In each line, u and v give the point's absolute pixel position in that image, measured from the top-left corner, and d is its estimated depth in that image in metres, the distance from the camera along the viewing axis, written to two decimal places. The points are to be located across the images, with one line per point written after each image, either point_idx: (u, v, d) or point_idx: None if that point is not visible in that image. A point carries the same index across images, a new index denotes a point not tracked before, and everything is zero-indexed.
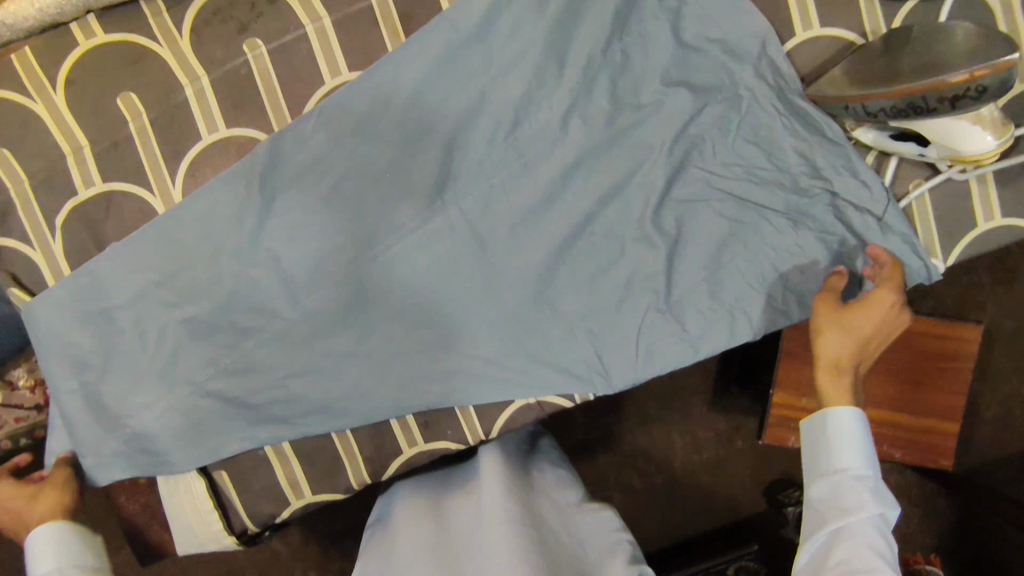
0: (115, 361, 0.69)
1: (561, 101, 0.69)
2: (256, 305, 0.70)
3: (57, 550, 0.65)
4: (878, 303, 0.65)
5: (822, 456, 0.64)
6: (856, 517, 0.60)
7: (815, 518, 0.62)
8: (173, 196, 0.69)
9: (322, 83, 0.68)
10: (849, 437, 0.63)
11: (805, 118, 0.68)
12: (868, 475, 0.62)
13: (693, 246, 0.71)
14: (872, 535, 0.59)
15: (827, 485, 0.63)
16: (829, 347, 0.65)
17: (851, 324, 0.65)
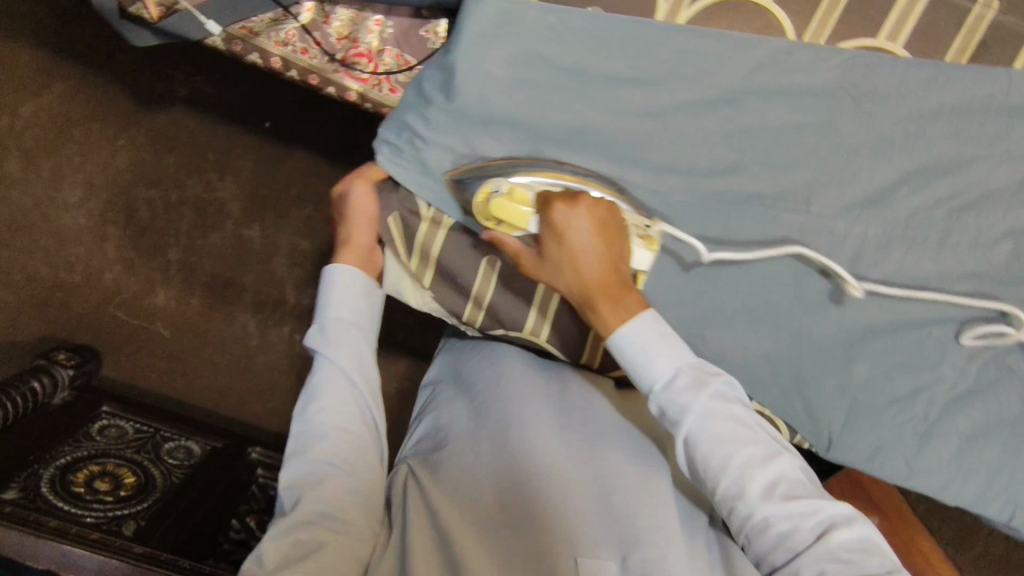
0: (504, 107, 0.64)
1: (1014, 220, 0.69)
2: (648, 159, 0.67)
3: (353, 296, 0.71)
4: (583, 243, 0.62)
5: (634, 373, 0.65)
6: (691, 420, 0.61)
7: (766, 440, 0.62)
8: (678, 15, 0.64)
9: (874, 37, 0.65)
10: (652, 338, 0.63)
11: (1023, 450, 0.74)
12: (676, 374, 0.63)
13: (984, 409, 0.74)
14: (733, 453, 0.60)
15: (654, 404, 0.64)
16: (567, 217, 0.62)
17: (562, 265, 0.64)
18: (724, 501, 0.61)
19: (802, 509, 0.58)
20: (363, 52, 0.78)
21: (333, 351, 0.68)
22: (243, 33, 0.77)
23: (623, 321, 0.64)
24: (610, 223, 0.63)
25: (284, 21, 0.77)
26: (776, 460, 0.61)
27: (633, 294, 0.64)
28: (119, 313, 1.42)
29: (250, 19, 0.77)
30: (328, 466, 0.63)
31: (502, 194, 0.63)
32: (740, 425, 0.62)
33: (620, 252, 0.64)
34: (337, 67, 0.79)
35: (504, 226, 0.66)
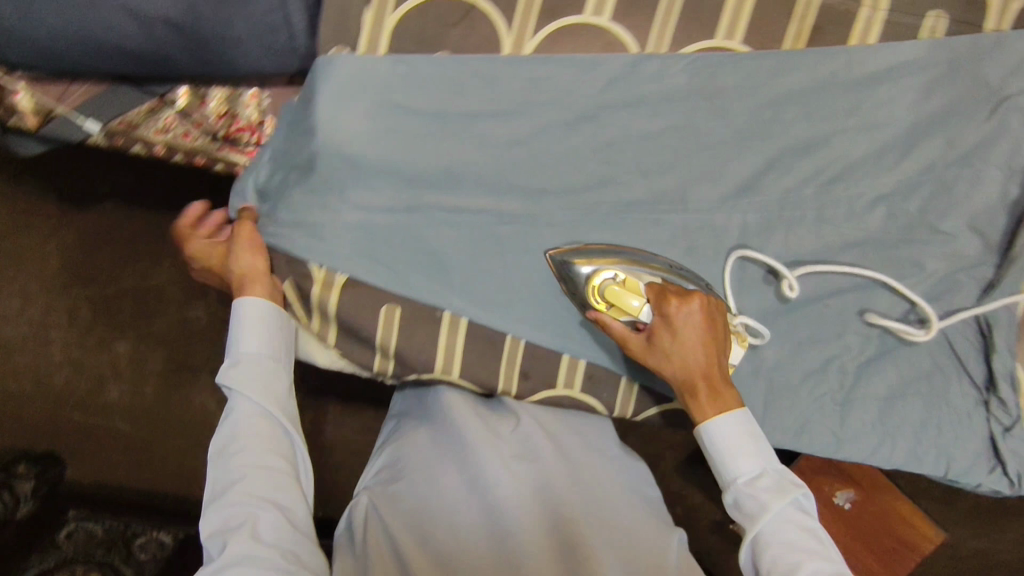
0: (372, 159, 0.66)
1: (881, 185, 0.71)
2: (523, 184, 0.69)
3: (262, 328, 0.66)
4: (692, 335, 0.62)
5: (716, 468, 0.63)
6: (765, 522, 0.60)
7: (813, 528, 0.60)
8: (523, 45, 0.66)
9: (714, 37, 0.67)
10: (743, 436, 0.62)
11: (939, 401, 0.76)
12: (759, 474, 0.62)
13: (895, 369, 0.75)
14: (792, 550, 0.58)
15: (731, 498, 0.63)
16: (688, 318, 0.62)
17: (661, 339, 0.62)
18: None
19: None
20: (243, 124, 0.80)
21: (248, 389, 0.65)
22: (123, 126, 0.79)
23: (720, 412, 0.62)
24: (713, 318, 0.63)
25: (162, 108, 0.78)
26: (829, 555, 0.58)
27: (732, 392, 0.63)
28: (74, 415, 1.38)
29: (127, 113, 0.78)
30: (249, 510, 0.61)
31: (617, 281, 0.66)
32: (788, 519, 0.60)
33: (723, 345, 0.64)
34: (221, 143, 0.82)
35: (611, 309, 0.66)
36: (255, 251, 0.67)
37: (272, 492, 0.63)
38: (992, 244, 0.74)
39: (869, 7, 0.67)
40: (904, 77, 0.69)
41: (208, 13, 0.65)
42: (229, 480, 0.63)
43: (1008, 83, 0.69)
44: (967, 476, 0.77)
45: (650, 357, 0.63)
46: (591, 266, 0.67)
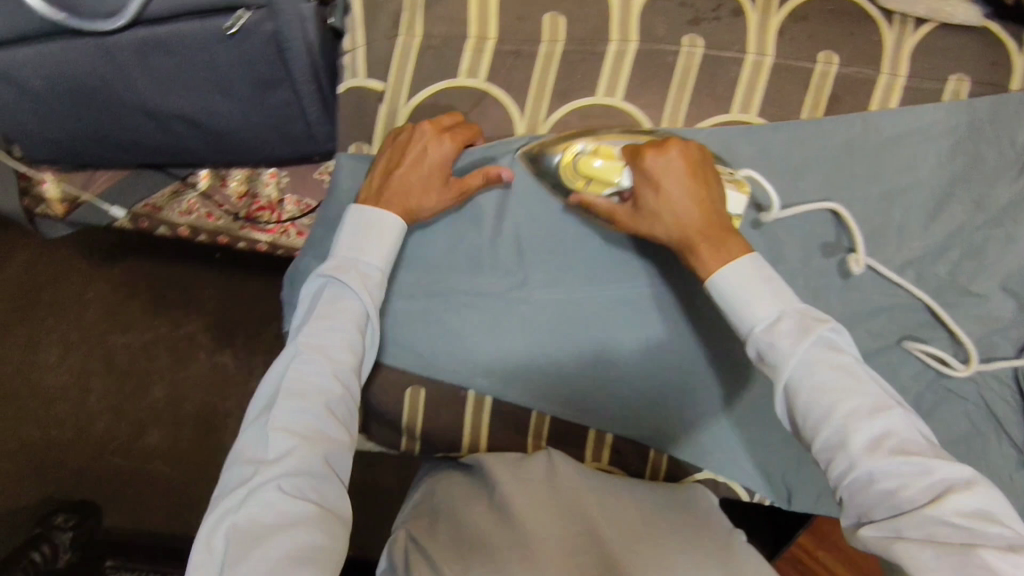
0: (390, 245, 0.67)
1: (909, 249, 0.69)
2: (541, 261, 0.70)
3: (387, 240, 0.59)
4: (674, 189, 0.56)
5: (734, 318, 0.53)
6: (793, 368, 0.49)
7: (853, 367, 0.49)
8: (537, 128, 0.65)
9: (730, 111, 0.66)
10: (756, 279, 0.53)
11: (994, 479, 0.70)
12: (777, 319, 0.51)
13: (934, 438, 0.72)
14: (838, 399, 0.47)
15: (753, 351, 0.52)
16: (671, 173, 0.56)
17: (653, 211, 0.57)
18: (823, 454, 0.47)
19: (913, 466, 0.44)
20: (264, 203, 0.80)
21: (359, 283, 0.57)
22: (149, 210, 0.81)
23: (727, 262, 0.54)
24: (701, 170, 0.58)
25: (185, 191, 0.80)
26: (880, 397, 0.47)
27: (739, 239, 0.56)
28: (115, 460, 1.27)
29: (153, 196, 0.80)
30: (319, 423, 0.52)
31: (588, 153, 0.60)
32: (835, 359, 0.49)
33: (715, 195, 0.58)
34: (242, 223, 0.82)
35: (594, 182, 0.60)
36: (427, 190, 0.61)
37: (341, 417, 0.54)
38: None
39: (887, 73, 0.66)
40: (925, 142, 0.67)
41: (223, 114, 0.66)
42: (311, 381, 0.53)
43: None
44: None
45: (640, 222, 0.58)
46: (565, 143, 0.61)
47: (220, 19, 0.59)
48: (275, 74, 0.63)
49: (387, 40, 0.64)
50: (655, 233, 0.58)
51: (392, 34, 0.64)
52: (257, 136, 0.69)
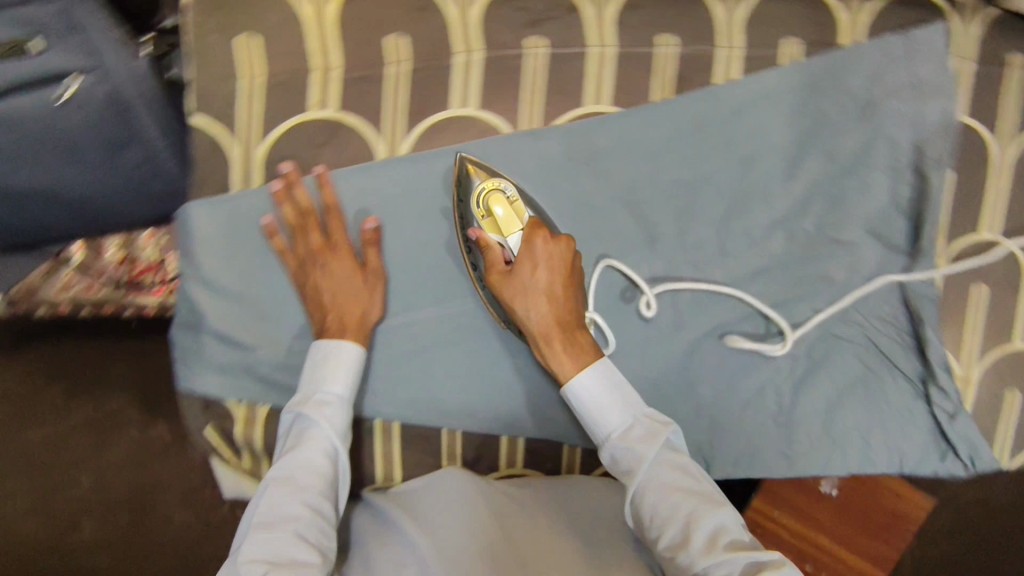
0: (267, 289, 0.66)
1: (775, 209, 0.73)
2: (426, 281, 0.69)
3: (347, 375, 0.62)
4: (542, 282, 0.62)
5: (587, 424, 0.62)
6: (644, 475, 0.59)
7: (690, 466, 0.60)
8: (397, 148, 0.66)
9: (582, 104, 0.68)
10: (603, 383, 0.61)
11: (875, 401, 0.77)
12: (631, 426, 0.60)
13: (827, 380, 0.76)
14: (684, 504, 0.58)
15: (607, 454, 0.61)
16: (523, 266, 0.62)
17: (523, 275, 0.62)
18: (669, 552, 0.57)
19: (736, 554, 0.54)
20: (144, 267, 0.78)
21: (320, 428, 0.60)
22: (25, 292, 0.77)
23: (579, 363, 0.61)
24: (569, 262, 0.63)
25: (60, 267, 0.77)
26: (704, 486, 0.59)
27: (586, 332, 0.63)
28: None
29: (27, 277, 0.77)
30: (292, 550, 0.55)
31: (505, 198, 0.64)
32: (682, 467, 0.60)
33: (574, 299, 0.64)
34: (125, 291, 0.79)
35: (489, 220, 0.64)
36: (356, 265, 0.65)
37: (316, 540, 0.57)
38: (897, 242, 0.75)
39: (723, 46, 0.70)
40: (772, 106, 0.71)
41: (80, 184, 0.65)
42: (280, 513, 0.57)
43: (872, 91, 0.71)
44: (922, 469, 0.78)
45: (360, 284, 0.64)
46: (491, 174, 0.64)
47: (50, 89, 0.60)
48: (122, 134, 0.63)
49: (224, 82, 0.63)
50: (512, 306, 0.62)
51: (229, 75, 0.63)
52: (116, 204, 0.67)
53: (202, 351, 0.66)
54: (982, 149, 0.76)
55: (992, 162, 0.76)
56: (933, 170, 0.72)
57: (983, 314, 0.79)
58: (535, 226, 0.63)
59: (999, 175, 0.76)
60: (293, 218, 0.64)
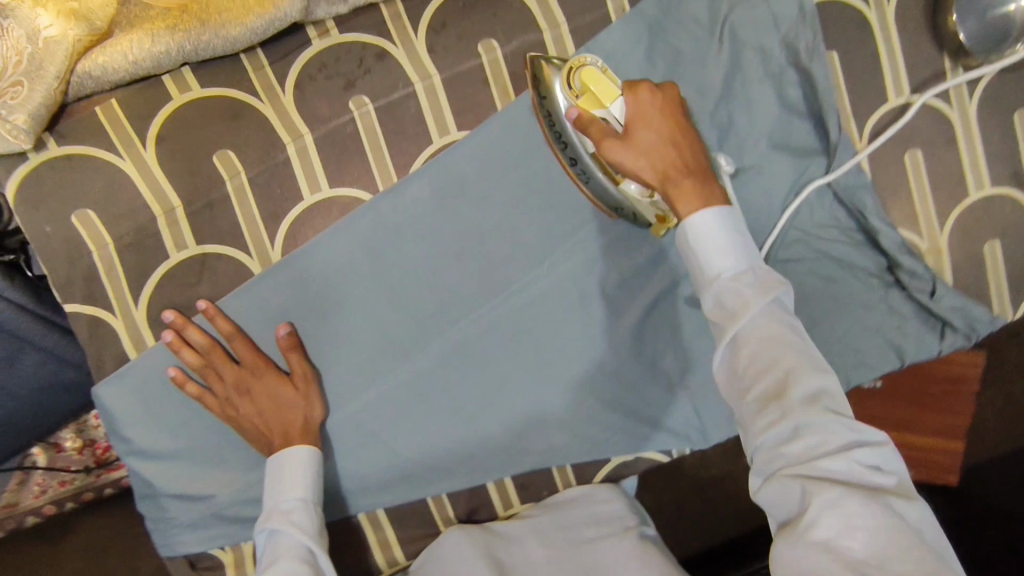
0: (202, 436, 0.65)
1: None
2: (353, 368, 0.67)
3: (305, 478, 0.61)
4: (653, 136, 0.57)
5: (694, 265, 0.55)
6: (749, 317, 0.51)
7: (790, 319, 0.52)
8: (270, 257, 0.65)
9: (430, 142, 0.66)
10: (726, 233, 0.54)
11: (849, 306, 0.73)
12: (743, 270, 0.53)
13: (793, 304, 0.73)
14: (789, 361, 0.49)
15: (711, 296, 0.54)
16: (638, 130, 0.56)
17: (646, 124, 0.57)
18: (761, 411, 0.49)
19: (832, 429, 0.47)
20: (106, 443, 0.80)
21: (293, 530, 0.58)
22: (4, 510, 0.77)
23: (703, 205, 0.55)
24: (683, 116, 0.58)
25: (29, 476, 0.78)
26: (808, 350, 0.51)
27: (716, 189, 0.56)
28: None
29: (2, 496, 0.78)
30: None
31: (598, 66, 0.59)
32: (791, 325, 0.52)
33: (690, 138, 0.58)
34: (97, 472, 0.80)
35: (583, 98, 0.58)
36: (276, 384, 0.64)
37: None
38: (806, 145, 0.71)
39: (549, 26, 0.66)
40: (622, 65, 0.67)
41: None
42: None
43: (716, 10, 0.68)
44: (923, 355, 0.74)
45: (291, 393, 0.64)
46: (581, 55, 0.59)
47: None
48: (10, 348, 0.63)
49: (77, 263, 0.62)
50: (630, 165, 0.57)
51: (80, 255, 0.62)
52: (41, 403, 0.69)
53: (167, 516, 0.66)
54: (856, 18, 0.71)
55: (872, 27, 0.71)
56: (811, 60, 0.68)
57: (927, 177, 0.74)
58: (643, 83, 0.58)
59: (886, 35, 0.71)
60: (196, 362, 0.63)
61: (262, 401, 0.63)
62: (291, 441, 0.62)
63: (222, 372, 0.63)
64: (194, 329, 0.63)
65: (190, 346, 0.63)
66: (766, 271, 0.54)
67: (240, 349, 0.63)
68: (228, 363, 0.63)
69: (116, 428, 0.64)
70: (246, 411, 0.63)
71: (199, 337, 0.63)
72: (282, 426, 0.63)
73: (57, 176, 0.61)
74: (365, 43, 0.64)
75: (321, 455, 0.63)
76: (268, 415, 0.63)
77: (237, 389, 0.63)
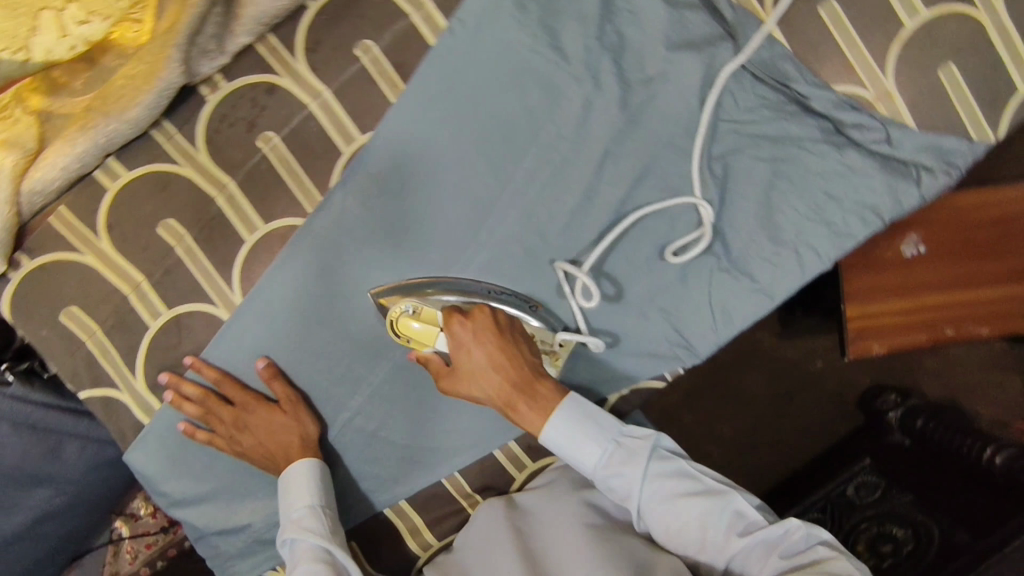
0: (229, 474, 0.73)
1: (569, 99, 0.69)
2: (339, 378, 0.72)
3: (308, 486, 0.69)
4: (479, 360, 0.69)
5: (569, 457, 0.72)
6: (638, 494, 0.69)
7: (683, 467, 0.70)
8: (233, 301, 0.70)
9: (340, 153, 0.69)
10: (581, 422, 0.70)
11: (802, 182, 0.70)
12: (611, 447, 0.70)
13: (744, 199, 0.72)
14: (672, 488, 0.69)
15: (601, 484, 0.71)
16: (463, 360, 0.69)
17: (480, 377, 0.69)
18: (688, 547, 0.68)
19: (756, 544, 0.65)
20: None
21: (305, 531, 0.66)
22: None
23: (548, 417, 0.70)
24: (515, 341, 0.70)
25: (119, 546, 0.88)
26: (703, 483, 0.69)
27: (549, 386, 0.71)
28: None
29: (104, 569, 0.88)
30: None
31: (412, 315, 0.69)
32: (691, 475, 0.70)
33: (513, 347, 0.70)
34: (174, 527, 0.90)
35: (415, 341, 0.71)
36: (269, 413, 0.69)
37: None
38: (709, 35, 0.68)
39: (413, 8, 0.67)
40: (497, 18, 0.67)
41: (57, 496, 0.76)
42: None
43: None
44: (902, 208, 0.70)
45: (281, 419, 0.69)
46: (400, 292, 0.70)
47: None
48: (51, 442, 0.73)
49: (77, 355, 0.70)
50: (473, 395, 0.70)
51: (76, 347, 0.69)
52: (99, 481, 0.79)
53: (224, 549, 0.74)
54: None
55: None
56: None
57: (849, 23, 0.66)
58: (477, 310, 0.70)
59: None
60: (196, 412, 0.70)
61: (262, 431, 0.70)
62: (300, 453, 0.70)
63: (220, 414, 0.69)
64: (185, 385, 0.70)
65: (187, 399, 0.70)
66: (635, 433, 0.72)
67: (230, 391, 0.70)
68: (222, 405, 0.70)
69: (156, 486, 0.72)
70: (252, 443, 0.70)
71: (192, 389, 0.69)
72: (286, 447, 0.70)
73: (36, 286, 0.69)
74: (253, 83, 0.68)
75: (320, 460, 0.70)
76: (273, 442, 0.70)
77: (239, 425, 0.70)
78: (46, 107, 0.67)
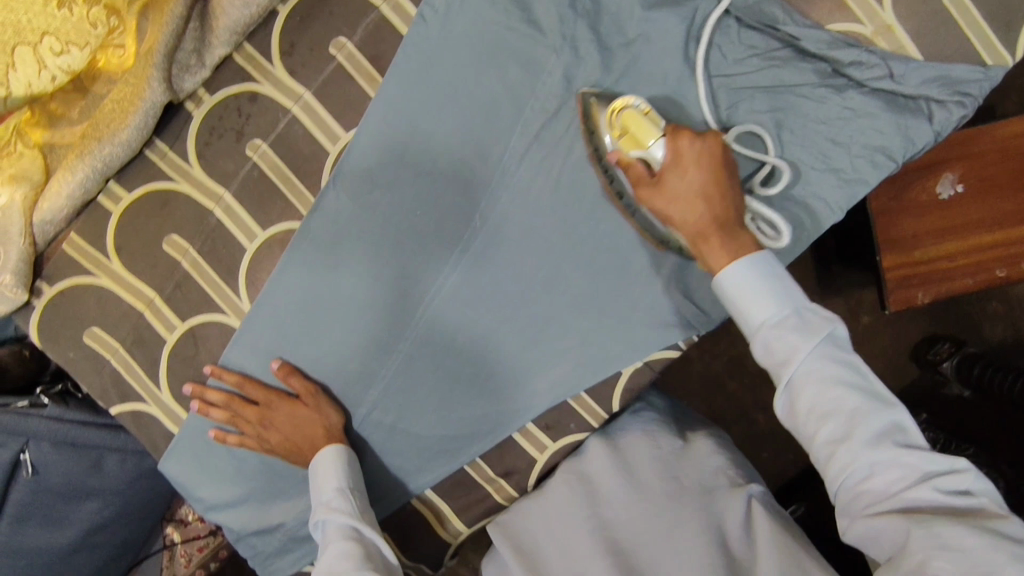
0: (256, 477, 0.75)
1: (549, 72, 0.67)
2: (350, 376, 0.73)
3: (336, 471, 0.69)
4: (689, 185, 0.59)
5: (735, 311, 0.59)
6: (799, 362, 0.54)
7: (856, 364, 0.54)
8: (242, 308, 0.72)
9: (327, 152, 0.69)
10: (761, 280, 0.57)
11: (807, 129, 0.66)
12: (786, 314, 0.56)
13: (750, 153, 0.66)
14: (838, 382, 0.53)
15: (760, 346, 0.57)
16: (669, 181, 0.60)
17: (677, 201, 0.60)
18: (826, 446, 0.53)
19: (913, 465, 0.50)
20: None
21: (336, 513, 0.66)
22: None
23: (736, 258, 0.58)
24: (727, 172, 0.59)
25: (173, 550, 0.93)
26: (871, 390, 0.54)
27: (748, 234, 0.59)
28: None
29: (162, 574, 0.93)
30: None
31: (639, 110, 0.61)
32: (859, 377, 0.54)
33: (732, 185, 0.59)
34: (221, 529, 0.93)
35: (623, 140, 0.62)
36: (289, 410, 0.70)
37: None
38: None
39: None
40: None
41: (103, 506, 0.80)
42: None
43: None
44: (918, 146, 0.65)
45: (303, 411, 0.70)
46: (619, 98, 0.63)
47: (20, 472, 0.73)
48: (92, 457, 0.77)
49: (103, 373, 0.73)
50: (667, 215, 0.61)
51: (102, 365, 0.73)
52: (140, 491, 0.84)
53: (261, 548, 0.77)
54: None
55: None
56: None
57: None
58: (679, 135, 0.60)
59: None
60: (219, 417, 0.71)
61: (283, 428, 0.70)
62: (318, 448, 0.70)
63: (244, 416, 0.71)
64: (209, 391, 0.71)
65: (213, 405, 0.71)
66: (818, 309, 0.56)
67: (253, 392, 0.71)
68: (246, 407, 0.71)
69: (191, 492, 0.75)
70: (275, 442, 0.71)
71: (216, 395, 0.71)
72: (306, 441, 0.70)
73: (59, 311, 0.72)
74: (236, 93, 0.69)
75: (346, 447, 0.70)
76: (294, 438, 0.70)
77: (261, 426, 0.71)
78: (48, 140, 0.69)
